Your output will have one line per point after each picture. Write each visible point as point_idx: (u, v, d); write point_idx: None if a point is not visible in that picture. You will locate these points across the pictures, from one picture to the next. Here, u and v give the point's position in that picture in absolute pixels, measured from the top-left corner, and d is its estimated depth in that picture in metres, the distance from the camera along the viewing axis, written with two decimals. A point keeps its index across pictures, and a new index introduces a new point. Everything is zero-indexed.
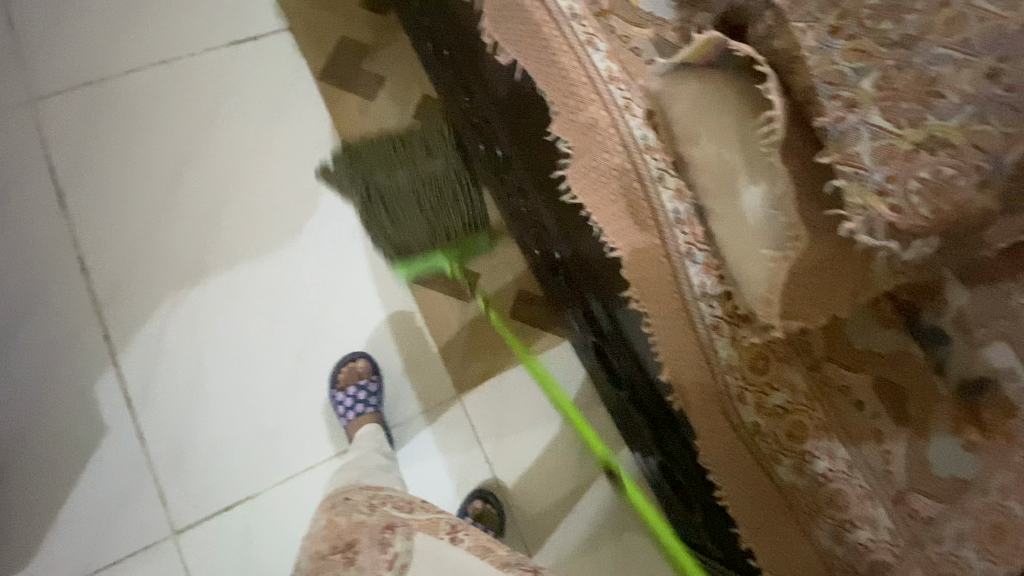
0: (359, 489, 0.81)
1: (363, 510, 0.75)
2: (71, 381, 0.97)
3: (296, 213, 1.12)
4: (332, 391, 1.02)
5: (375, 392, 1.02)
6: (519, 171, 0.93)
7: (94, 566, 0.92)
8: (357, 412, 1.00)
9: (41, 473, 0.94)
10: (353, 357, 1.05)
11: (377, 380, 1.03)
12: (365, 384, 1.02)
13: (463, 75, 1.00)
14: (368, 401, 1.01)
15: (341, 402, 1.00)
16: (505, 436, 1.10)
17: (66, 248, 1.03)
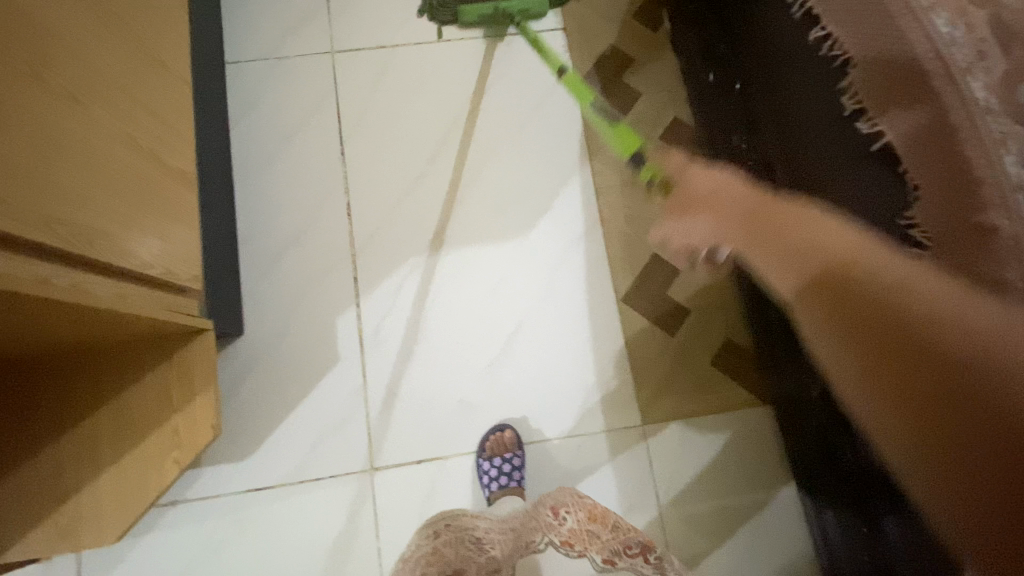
0: (454, 517, 0.96)
1: (469, 547, 0.92)
2: (319, 309, 1.09)
3: (534, 207, 1.16)
4: (479, 459, 1.04)
5: (519, 467, 1.03)
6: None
7: (301, 476, 1.04)
8: (500, 484, 1.02)
9: (277, 382, 1.06)
10: (501, 426, 1.07)
11: (521, 456, 1.04)
12: (510, 457, 1.03)
13: (753, 114, 0.95)
14: (511, 475, 1.02)
15: (486, 472, 1.03)
16: (678, 482, 1.08)
17: (337, 189, 1.14)
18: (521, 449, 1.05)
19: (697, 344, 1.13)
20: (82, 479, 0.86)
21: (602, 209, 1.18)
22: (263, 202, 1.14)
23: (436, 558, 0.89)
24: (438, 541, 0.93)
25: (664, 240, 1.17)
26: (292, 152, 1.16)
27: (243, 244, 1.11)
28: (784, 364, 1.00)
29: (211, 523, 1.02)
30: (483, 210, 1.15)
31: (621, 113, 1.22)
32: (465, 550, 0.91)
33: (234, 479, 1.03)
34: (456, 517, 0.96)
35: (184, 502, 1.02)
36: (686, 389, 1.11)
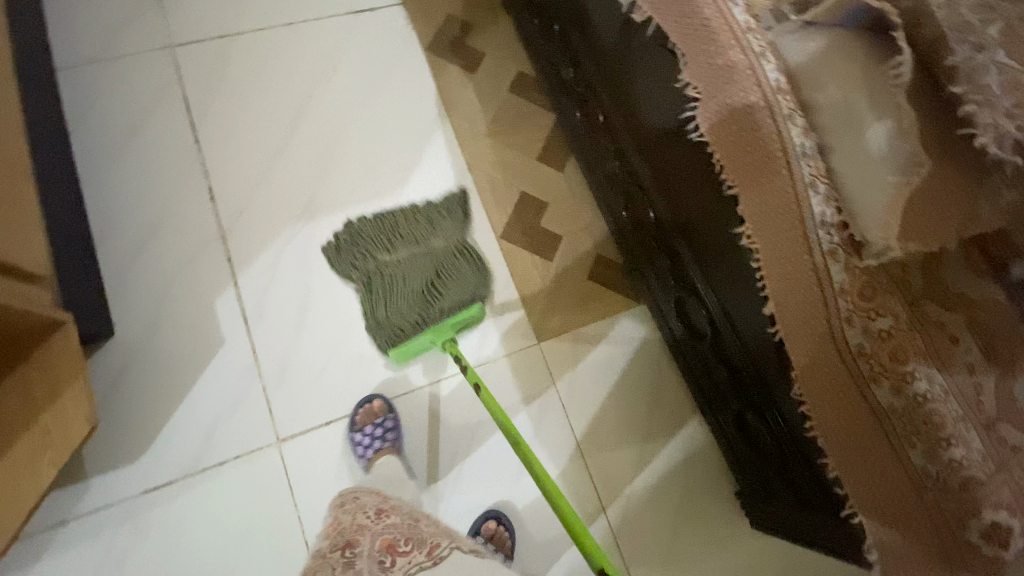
0: (368, 493, 0.93)
1: (366, 518, 0.83)
2: (195, 296, 1.07)
3: (401, 166, 1.22)
4: (352, 432, 1.04)
5: (392, 428, 1.04)
6: (622, 135, 1.00)
7: (202, 464, 0.99)
8: (376, 449, 1.02)
9: (159, 376, 1.02)
10: (369, 397, 1.07)
11: (394, 417, 1.05)
12: (382, 421, 1.04)
13: (570, 45, 1.07)
14: (386, 437, 1.03)
15: (360, 441, 1.02)
16: (578, 389, 1.16)
17: (197, 177, 1.13)
18: (393, 412, 1.06)
19: (573, 264, 1.22)
20: None
21: (466, 160, 1.26)
22: (118, 201, 1.10)
23: (333, 529, 0.84)
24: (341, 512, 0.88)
25: (528, 178, 1.27)
26: (141, 148, 1.14)
27: (102, 245, 1.07)
28: (643, 260, 1.12)
29: (108, 536, 0.95)
30: (351, 175, 1.19)
31: (469, 71, 1.32)
32: (362, 519, 0.83)
33: (128, 484, 0.97)
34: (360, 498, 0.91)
35: (74, 520, 0.94)
36: (571, 304, 1.20)
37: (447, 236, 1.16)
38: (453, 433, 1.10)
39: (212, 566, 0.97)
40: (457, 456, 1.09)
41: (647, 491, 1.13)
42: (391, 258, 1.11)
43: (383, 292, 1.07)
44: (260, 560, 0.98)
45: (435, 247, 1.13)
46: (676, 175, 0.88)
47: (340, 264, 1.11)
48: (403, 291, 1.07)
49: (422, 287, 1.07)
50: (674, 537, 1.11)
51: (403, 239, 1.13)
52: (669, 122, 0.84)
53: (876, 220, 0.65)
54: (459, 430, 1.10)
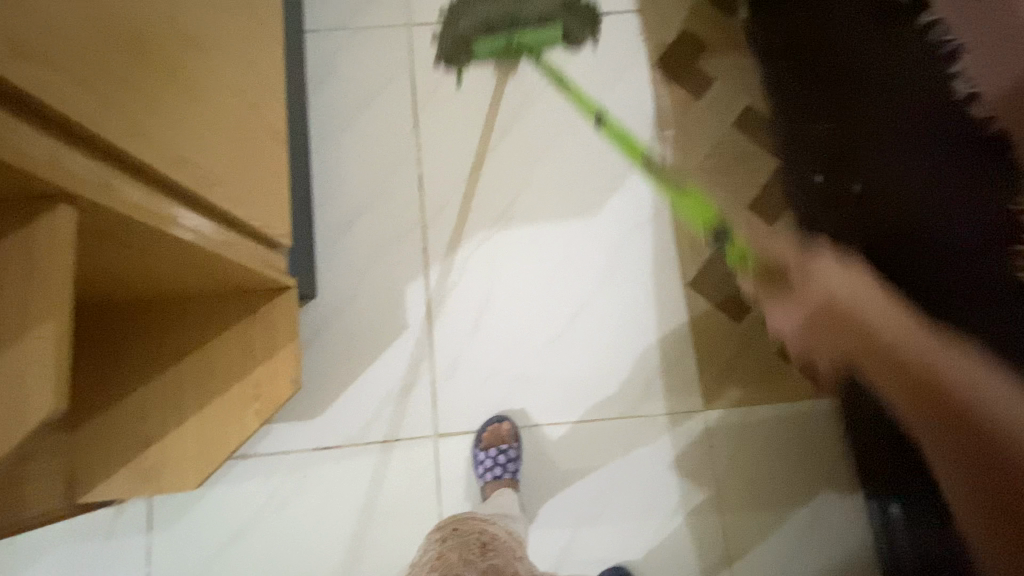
0: (466, 522, 0.89)
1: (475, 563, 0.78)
2: (388, 276, 1.11)
3: (603, 187, 1.17)
4: (475, 450, 1.04)
5: (514, 459, 1.02)
6: (875, 213, 0.84)
7: (367, 437, 1.06)
8: (495, 475, 1.01)
9: (347, 345, 1.08)
10: (499, 417, 1.07)
11: (517, 447, 1.03)
12: (505, 449, 1.02)
13: (835, 98, 0.91)
14: (506, 466, 1.02)
15: (481, 462, 1.02)
16: (738, 465, 1.08)
17: (410, 160, 1.16)
18: (517, 441, 1.04)
19: (762, 331, 1.12)
20: (167, 423, 0.89)
21: (670, 192, 1.18)
22: (338, 169, 1.16)
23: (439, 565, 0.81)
24: (446, 546, 0.85)
25: (732, 227, 1.16)
26: (365, 122, 1.18)
27: (317, 210, 1.13)
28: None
29: (278, 478, 1.04)
30: (552, 187, 1.16)
31: (693, 97, 1.22)
32: (467, 557, 0.82)
33: (303, 437, 1.05)
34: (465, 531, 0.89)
35: (254, 457, 1.04)
36: (749, 376, 1.10)
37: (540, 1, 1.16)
38: (598, 479, 1.07)
39: (358, 534, 1.03)
40: (587, 506, 1.06)
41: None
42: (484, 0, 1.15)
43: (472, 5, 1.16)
44: (399, 543, 1.03)
45: (518, 9, 1.14)
46: (937, 293, 0.71)
47: (445, 36, 1.19)
48: (488, 15, 1.14)
49: (504, 17, 1.13)
50: None
51: None
52: (962, 234, 0.67)
53: None
54: (603, 473, 1.07)
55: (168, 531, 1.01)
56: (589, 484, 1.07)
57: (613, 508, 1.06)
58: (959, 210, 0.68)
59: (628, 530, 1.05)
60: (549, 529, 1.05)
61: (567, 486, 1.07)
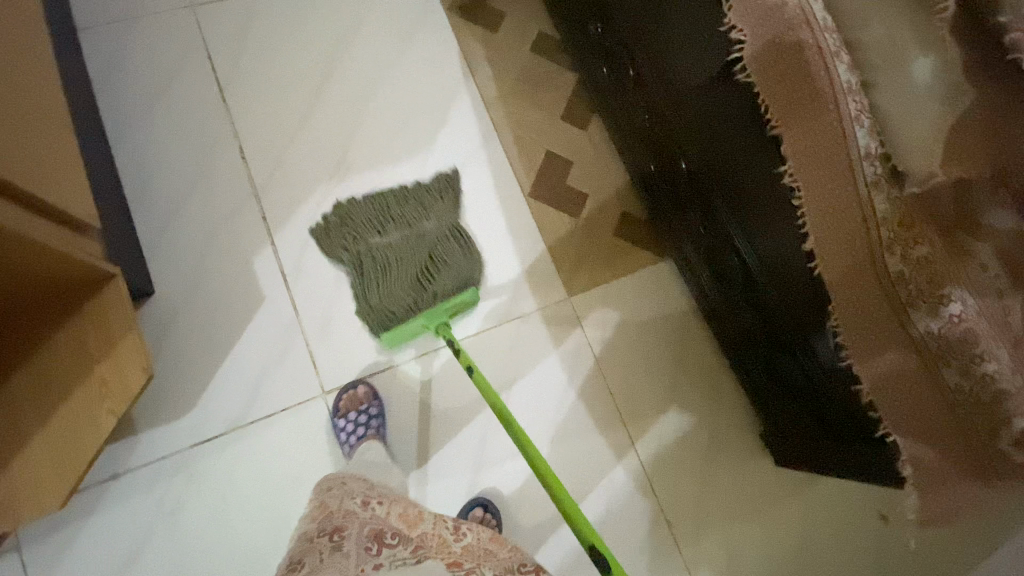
0: (356, 477, 0.89)
1: (354, 503, 0.82)
2: (233, 253, 1.08)
3: (430, 126, 1.23)
4: (334, 419, 1.03)
5: (376, 415, 1.03)
6: (660, 89, 1.01)
7: (250, 415, 1.02)
8: (357, 436, 1.01)
9: (205, 331, 1.03)
10: (352, 384, 1.06)
11: (377, 404, 1.05)
12: (365, 408, 1.03)
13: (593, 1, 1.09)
14: (369, 424, 1.02)
15: (342, 428, 1.02)
16: (610, 337, 1.20)
17: (227, 136, 1.13)
18: (377, 399, 1.05)
19: (600, 219, 1.25)
20: (6, 449, 0.80)
21: (492, 119, 1.27)
22: (149, 162, 1.09)
23: (319, 515, 0.80)
24: (328, 496, 0.84)
25: (554, 136, 1.28)
26: (168, 109, 1.13)
27: (136, 204, 1.07)
28: (672, 217, 1.16)
29: (162, 487, 0.97)
30: (381, 135, 1.20)
31: (491, 31, 1.32)
32: (349, 506, 0.81)
33: (178, 437, 0.99)
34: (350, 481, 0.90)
35: (127, 473, 0.96)
36: (600, 259, 1.23)
37: (438, 233, 1.16)
38: (484, 406, 1.12)
39: (266, 514, 0.99)
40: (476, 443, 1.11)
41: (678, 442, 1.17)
42: (370, 240, 1.12)
43: None
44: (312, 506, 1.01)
45: None
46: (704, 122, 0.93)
47: None
48: None
49: (418, 273, 1.09)
50: (705, 485, 1.16)
51: None
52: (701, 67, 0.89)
53: (918, 151, 0.70)
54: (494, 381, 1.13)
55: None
56: (461, 436, 1.11)
57: (500, 438, 1.12)
58: (693, 51, 0.89)
59: (519, 452, 1.13)
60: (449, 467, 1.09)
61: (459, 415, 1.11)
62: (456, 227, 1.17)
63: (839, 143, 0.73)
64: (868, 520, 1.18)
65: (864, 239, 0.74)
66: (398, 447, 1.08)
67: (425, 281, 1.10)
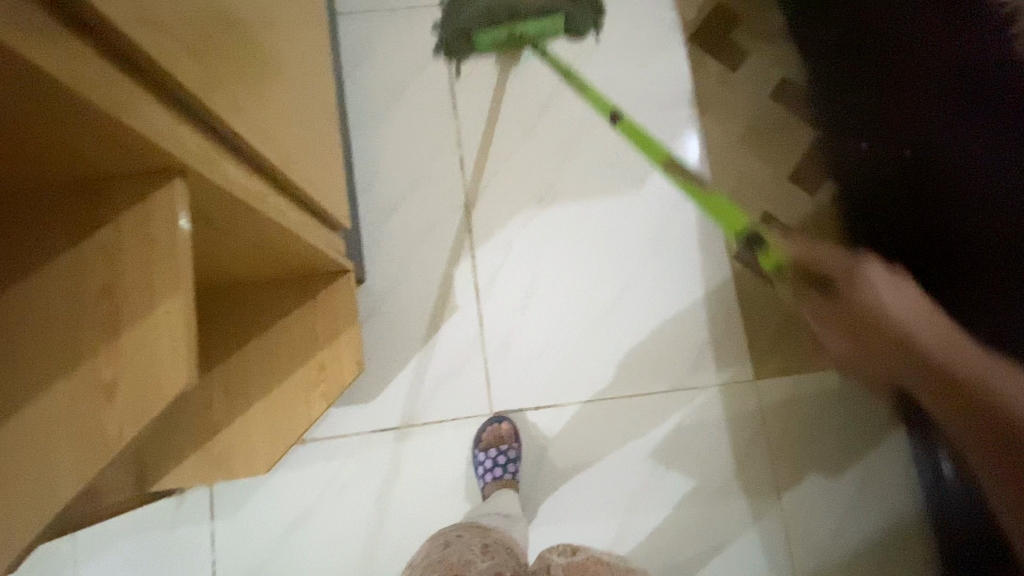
0: (469, 529, 0.90)
1: (473, 552, 0.81)
2: (435, 259, 1.11)
3: (645, 162, 1.17)
4: (475, 451, 1.04)
5: (514, 459, 1.01)
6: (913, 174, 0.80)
7: (423, 417, 1.07)
8: (494, 476, 1.01)
9: (398, 327, 1.09)
10: (497, 418, 1.06)
11: (517, 447, 1.03)
12: (505, 449, 1.02)
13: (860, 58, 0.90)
14: (506, 467, 1.01)
15: (481, 463, 1.02)
16: (788, 431, 1.09)
17: (450, 141, 1.16)
18: (517, 441, 1.04)
19: None
20: (234, 409, 0.89)
21: (710, 167, 1.18)
22: (377, 154, 1.15)
23: (440, 565, 0.78)
24: (446, 551, 0.82)
25: (774, 198, 1.17)
26: (402, 105, 1.17)
27: (360, 195, 1.13)
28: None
29: (337, 463, 1.05)
30: (594, 165, 1.16)
31: (731, 71, 1.21)
32: (469, 555, 0.80)
33: (358, 421, 1.06)
34: (464, 531, 0.90)
35: (311, 442, 1.05)
36: (798, 345, 1.12)
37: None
38: (637, 467, 1.08)
39: (418, 514, 1.04)
40: (619, 504, 1.07)
41: (838, 566, 1.06)
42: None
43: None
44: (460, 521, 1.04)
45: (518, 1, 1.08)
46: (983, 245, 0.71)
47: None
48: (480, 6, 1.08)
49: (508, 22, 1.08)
50: None
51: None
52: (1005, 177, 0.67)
53: None
54: (654, 445, 1.09)
55: (230, 516, 1.03)
56: (602, 473, 1.08)
57: (645, 504, 1.07)
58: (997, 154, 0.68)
59: (665, 525, 1.07)
60: (588, 523, 1.07)
61: (607, 467, 1.08)
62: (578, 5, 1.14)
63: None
64: None
65: None
66: (544, 484, 1.08)
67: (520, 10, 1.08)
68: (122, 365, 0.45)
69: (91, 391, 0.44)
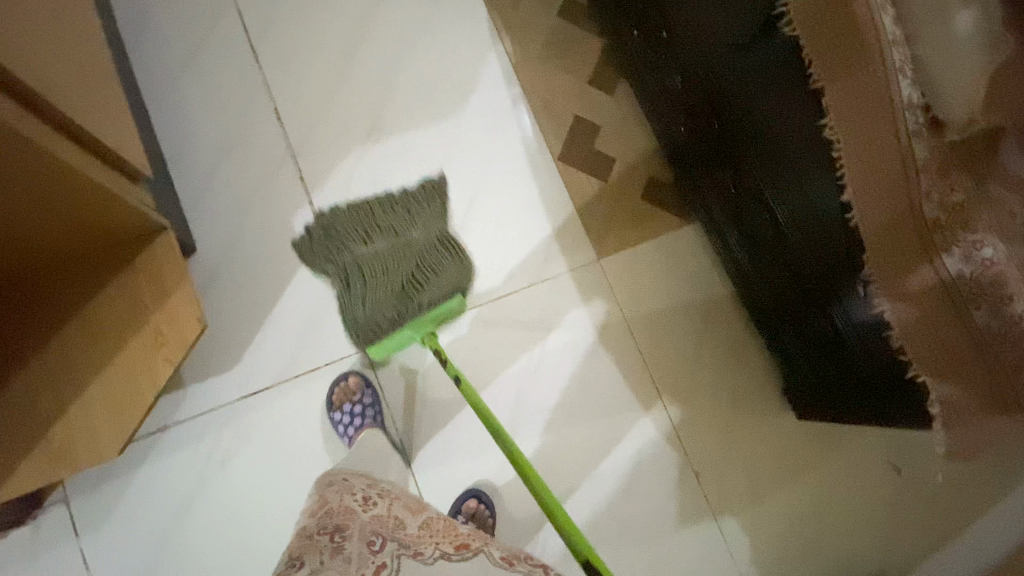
0: (355, 475, 0.95)
1: (355, 502, 0.84)
2: (272, 212, 1.09)
3: (460, 88, 1.24)
4: (327, 412, 1.03)
5: (371, 403, 1.04)
6: (692, 47, 1.01)
7: (294, 369, 1.04)
8: (355, 426, 1.02)
9: (247, 287, 1.05)
10: (343, 376, 1.05)
11: (372, 392, 1.05)
12: (358, 398, 1.03)
13: None
14: (365, 413, 1.03)
15: (340, 421, 1.02)
16: (638, 298, 1.22)
17: (262, 96, 1.13)
18: (371, 388, 1.05)
19: (627, 183, 1.27)
20: (64, 399, 0.82)
21: (521, 83, 1.28)
22: (185, 121, 1.10)
23: (319, 509, 0.82)
24: (329, 494, 0.87)
25: (582, 101, 1.30)
26: (201, 68, 1.12)
27: (174, 166, 1.08)
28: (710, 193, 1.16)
29: (212, 438, 0.99)
30: (414, 97, 1.21)
31: None
32: (350, 503, 0.83)
33: (226, 390, 1.01)
34: (344, 478, 0.92)
35: (176, 425, 0.98)
36: (630, 222, 1.25)
37: (421, 233, 1.12)
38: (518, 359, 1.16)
39: (312, 464, 1.02)
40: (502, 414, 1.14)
41: (703, 398, 1.21)
42: (352, 252, 1.08)
43: (360, 288, 1.06)
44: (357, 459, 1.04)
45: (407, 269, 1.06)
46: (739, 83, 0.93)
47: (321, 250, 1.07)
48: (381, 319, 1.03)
49: (397, 286, 1.05)
50: (728, 438, 1.20)
51: (381, 230, 1.10)
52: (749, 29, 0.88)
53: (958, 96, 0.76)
54: (524, 340, 1.17)
55: (100, 527, 0.94)
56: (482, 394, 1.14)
57: (531, 393, 1.16)
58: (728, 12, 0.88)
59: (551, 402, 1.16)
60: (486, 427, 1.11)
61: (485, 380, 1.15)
62: (445, 235, 1.13)
63: (888, 106, 0.78)
64: (883, 470, 1.22)
65: (903, 186, 0.80)
66: (431, 403, 1.08)
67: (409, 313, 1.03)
68: None
69: None
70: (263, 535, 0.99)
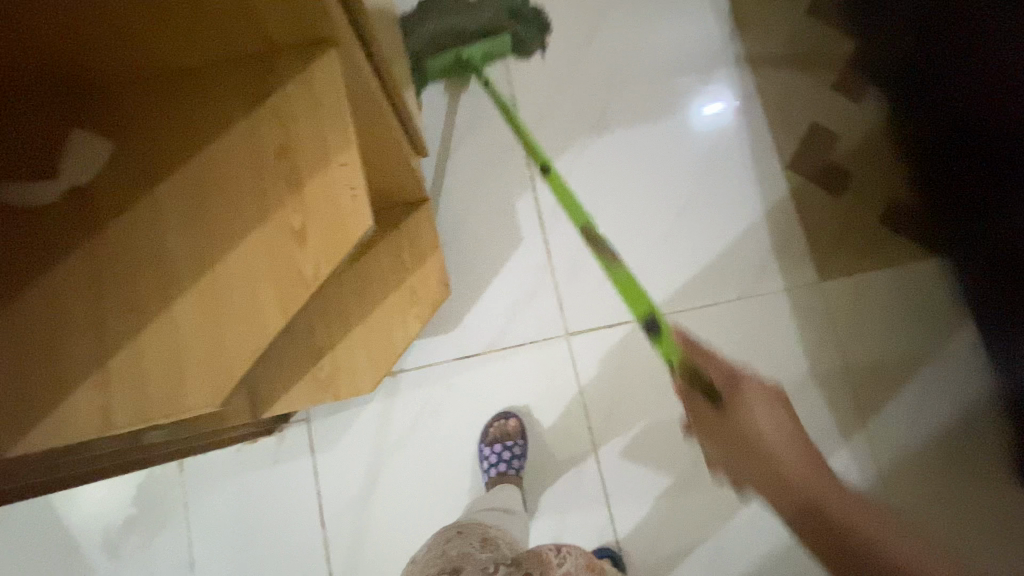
0: (471, 526, 0.91)
1: (473, 545, 0.85)
2: (499, 192, 1.16)
3: (688, 87, 1.21)
4: (480, 444, 1.07)
5: (518, 455, 1.04)
6: None
7: (504, 342, 1.12)
8: (499, 470, 1.04)
9: (471, 259, 1.13)
10: (505, 413, 1.09)
11: (522, 444, 1.05)
12: (510, 445, 1.05)
13: None
14: (510, 462, 1.04)
15: (486, 457, 1.05)
16: (856, 329, 1.12)
17: (501, 79, 1.20)
18: (522, 438, 1.06)
19: (863, 203, 1.16)
20: (335, 336, 0.93)
21: (756, 84, 1.21)
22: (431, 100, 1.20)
23: (440, 559, 0.82)
24: (447, 546, 0.85)
25: (822, 108, 1.19)
26: None
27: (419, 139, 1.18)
28: (948, 215, 1.02)
29: (426, 390, 1.10)
30: (640, 93, 1.20)
31: None
32: (468, 547, 0.84)
33: (444, 350, 1.11)
34: (472, 523, 0.92)
35: (398, 373, 1.10)
36: (857, 245, 1.15)
37: (488, 14, 1.13)
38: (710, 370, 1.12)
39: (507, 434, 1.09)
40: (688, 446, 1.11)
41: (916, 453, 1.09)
42: (431, 22, 1.12)
43: (435, 10, 1.13)
44: (550, 431, 1.11)
45: (466, 20, 1.12)
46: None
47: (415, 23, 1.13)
48: (438, 38, 1.11)
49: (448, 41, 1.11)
50: (941, 499, 1.08)
51: (456, 11, 1.12)
52: None
53: None
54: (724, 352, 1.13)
55: (329, 450, 1.08)
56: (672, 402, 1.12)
57: None
58: None
59: None
60: (669, 436, 1.11)
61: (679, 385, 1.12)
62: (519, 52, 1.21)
63: None
64: None
65: None
66: (624, 397, 1.12)
67: (448, 45, 1.11)
68: (313, 211, 0.49)
69: (285, 235, 0.49)
70: (459, 487, 1.07)
